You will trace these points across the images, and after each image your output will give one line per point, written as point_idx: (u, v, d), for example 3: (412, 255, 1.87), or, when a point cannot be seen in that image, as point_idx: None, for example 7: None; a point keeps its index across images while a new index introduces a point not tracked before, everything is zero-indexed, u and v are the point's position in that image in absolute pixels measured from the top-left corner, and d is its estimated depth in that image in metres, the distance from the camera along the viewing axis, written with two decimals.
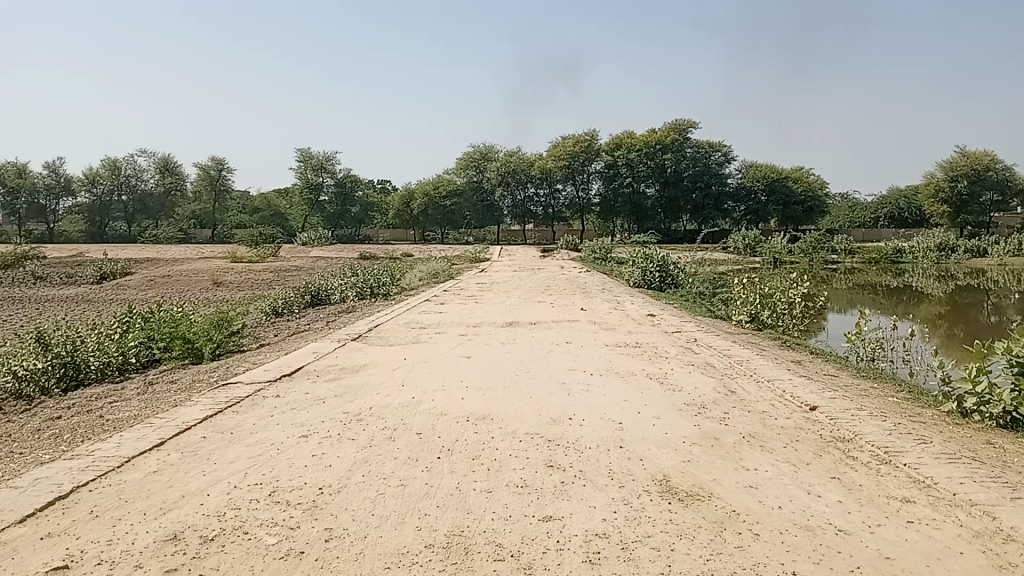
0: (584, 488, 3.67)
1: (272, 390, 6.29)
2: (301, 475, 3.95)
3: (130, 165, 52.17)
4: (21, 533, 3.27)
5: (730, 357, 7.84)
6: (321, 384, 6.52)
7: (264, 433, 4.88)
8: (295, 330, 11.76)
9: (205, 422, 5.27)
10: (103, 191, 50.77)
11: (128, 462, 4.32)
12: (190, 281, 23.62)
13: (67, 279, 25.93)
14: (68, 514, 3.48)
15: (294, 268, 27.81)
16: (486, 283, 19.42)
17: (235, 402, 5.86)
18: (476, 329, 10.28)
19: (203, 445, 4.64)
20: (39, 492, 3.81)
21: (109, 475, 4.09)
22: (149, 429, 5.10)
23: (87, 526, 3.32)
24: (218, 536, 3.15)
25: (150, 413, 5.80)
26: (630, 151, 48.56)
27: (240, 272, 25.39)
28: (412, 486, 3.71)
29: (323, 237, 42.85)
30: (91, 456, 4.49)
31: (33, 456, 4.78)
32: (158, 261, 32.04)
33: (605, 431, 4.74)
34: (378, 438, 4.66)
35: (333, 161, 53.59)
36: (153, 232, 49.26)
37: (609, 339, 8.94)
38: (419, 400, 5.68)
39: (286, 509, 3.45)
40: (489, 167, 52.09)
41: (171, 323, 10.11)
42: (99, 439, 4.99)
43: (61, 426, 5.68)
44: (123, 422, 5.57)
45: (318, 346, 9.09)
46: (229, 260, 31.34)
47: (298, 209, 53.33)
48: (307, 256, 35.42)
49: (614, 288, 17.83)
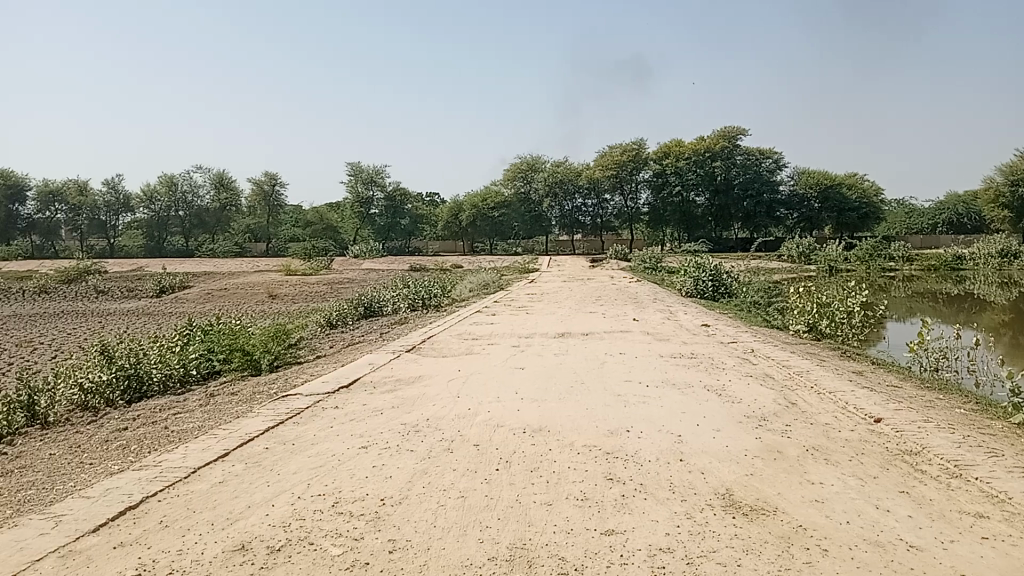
0: (646, 502, 3.63)
1: (330, 401, 6.38)
2: (362, 486, 3.98)
3: (187, 182, 53.64)
4: (95, 542, 3.38)
5: (789, 368, 7.69)
6: (378, 395, 6.57)
7: (325, 443, 4.95)
8: (349, 341, 11.91)
9: (268, 433, 5.36)
10: (161, 207, 52.39)
11: (196, 472, 4.43)
12: (246, 294, 24.18)
13: (129, 293, 26.76)
14: (139, 523, 3.58)
15: (347, 280, 28.22)
16: (535, 294, 19.49)
17: (296, 413, 5.96)
18: (528, 339, 10.33)
19: (267, 455, 4.73)
20: (111, 502, 3.92)
21: (177, 485, 4.18)
22: (213, 440, 5.21)
23: (158, 536, 3.39)
24: (285, 547, 3.19)
25: (214, 424, 5.92)
26: (679, 160, 48.36)
27: (295, 285, 25.90)
28: (472, 497, 3.72)
29: (374, 250, 43.11)
30: (158, 467, 4.59)
31: (103, 467, 4.97)
32: (216, 275, 32.83)
33: (664, 443, 4.70)
34: (436, 449, 4.69)
35: (383, 174, 54.45)
36: (210, 247, 50.51)
37: (664, 350, 8.86)
38: (476, 411, 5.70)
39: (349, 519, 3.49)
40: (537, 178, 52.67)
41: (230, 336, 10.35)
42: (164, 450, 5.12)
43: (128, 437, 5.87)
44: (188, 434, 5.69)
45: (374, 357, 9.21)
46: (284, 273, 32.00)
47: (350, 222, 54.45)
48: (359, 269, 35.95)
49: (665, 297, 17.79)
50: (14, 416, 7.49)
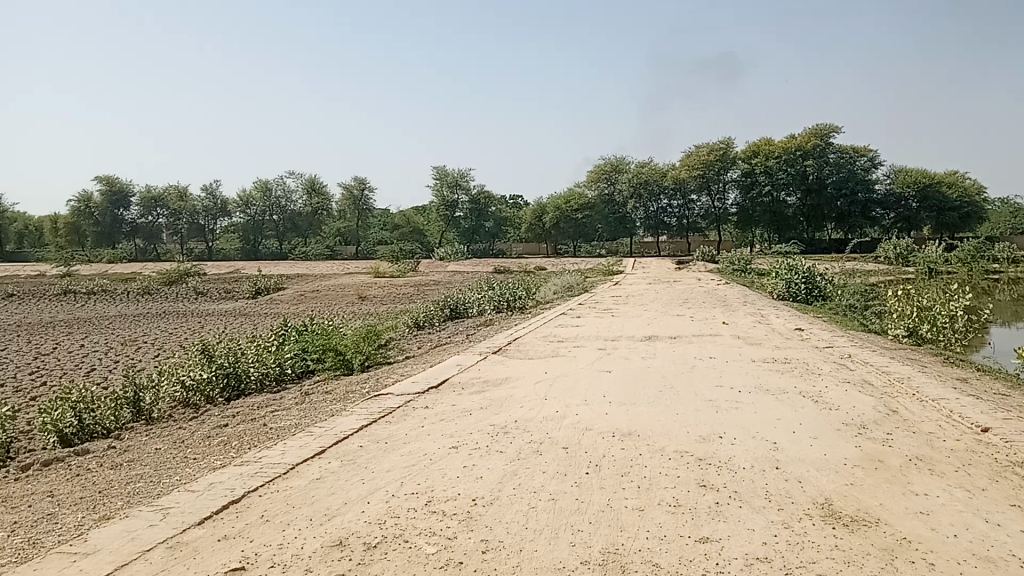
0: (741, 510, 3.56)
1: (420, 401, 6.48)
2: (454, 486, 4.03)
3: (280, 187, 55.38)
4: (201, 534, 3.52)
5: (888, 375, 7.40)
6: (466, 396, 6.64)
7: (416, 443, 5.03)
8: (437, 342, 12.08)
9: (361, 431, 5.48)
10: (256, 211, 54.30)
11: (294, 468, 4.56)
12: (337, 295, 24.80)
13: (227, 294, 27.83)
14: (241, 517, 3.71)
15: (433, 282, 28.62)
16: (621, 296, 19.34)
17: (388, 412, 6.08)
18: (615, 342, 10.26)
19: (361, 453, 4.83)
20: (215, 496, 4.08)
21: (276, 480, 4.32)
22: (309, 438, 5.36)
23: (260, 529, 3.51)
24: (381, 544, 3.26)
25: (309, 422, 6.10)
26: (769, 159, 47.23)
27: (383, 287, 26.41)
28: (563, 501, 3.72)
29: (459, 253, 43.51)
30: (259, 462, 4.76)
31: (207, 463, 5.18)
32: (309, 277, 33.82)
33: (758, 450, 4.60)
34: (525, 451, 4.71)
35: (468, 178, 54.97)
36: (302, 250, 51.99)
37: (756, 355, 8.66)
38: (564, 414, 5.69)
39: (442, 519, 3.53)
40: (621, 179, 52.01)
41: (323, 336, 10.65)
42: (263, 447, 5.31)
43: (228, 434, 6.11)
44: (285, 430, 5.88)
45: (461, 358, 9.32)
46: (372, 275, 32.70)
47: (435, 224, 55.20)
48: (445, 271, 36.41)
49: (755, 300, 17.40)
50: (122, 411, 7.95)
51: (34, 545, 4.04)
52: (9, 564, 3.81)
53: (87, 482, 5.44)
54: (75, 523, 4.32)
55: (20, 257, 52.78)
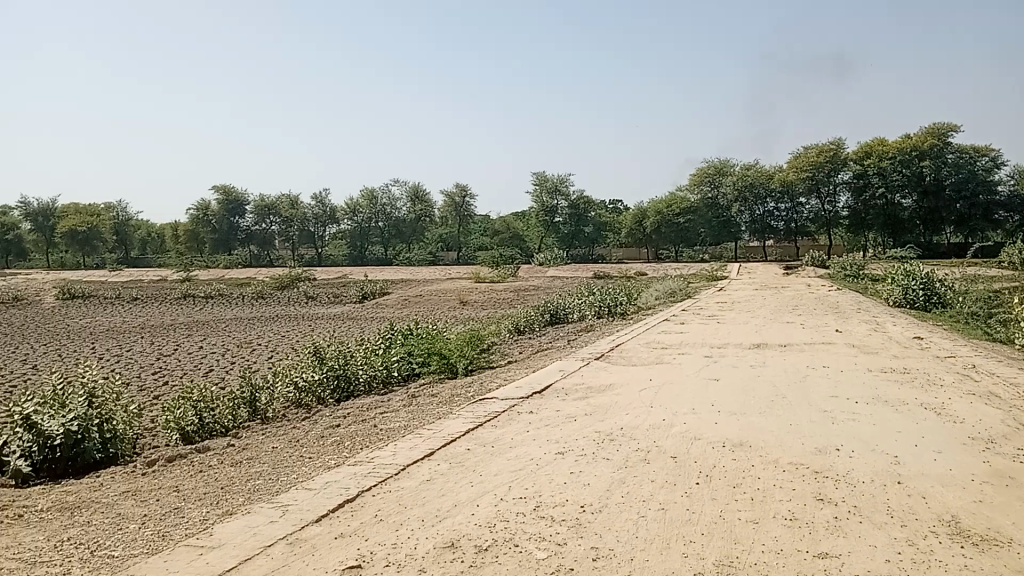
0: (862, 526, 3.43)
1: (525, 406, 6.52)
2: (562, 492, 4.04)
3: (385, 195, 56.85)
4: (319, 531, 3.65)
5: (1019, 387, 6.97)
6: (571, 402, 6.64)
7: (523, 447, 5.06)
8: (539, 347, 12.13)
9: (469, 434, 5.57)
10: (363, 218, 55.90)
11: (404, 469, 4.67)
12: (439, 300, 25.22)
13: (335, 299, 28.75)
14: (356, 516, 3.83)
15: (533, 288, 28.75)
16: (726, 302, 18.94)
17: (493, 416, 6.15)
18: (722, 350, 10.05)
19: (468, 456, 4.90)
20: (330, 494, 4.24)
21: (389, 480, 4.44)
22: (419, 439, 5.47)
23: (374, 529, 3.62)
24: (492, 547, 3.30)
25: (417, 423, 6.24)
26: (882, 160, 45.28)
27: (484, 292, 26.70)
28: (673, 511, 3.67)
29: (559, 258, 43.54)
30: (371, 462, 4.90)
31: (322, 462, 5.39)
32: (412, 283, 34.57)
33: (878, 464, 4.42)
34: (633, 459, 4.67)
35: (568, 183, 55.07)
36: (406, 255, 53.13)
37: (871, 364, 8.33)
38: (671, 422, 5.62)
39: (551, 524, 3.54)
40: (725, 182, 51.58)
41: (428, 339, 10.86)
42: (375, 447, 5.47)
43: (341, 435, 6.33)
44: (395, 432, 6.05)
45: (565, 363, 9.32)
46: (474, 280, 33.11)
47: (535, 230, 55.50)
48: (545, 276, 36.51)
49: (869, 307, 16.73)
50: (239, 411, 8.34)
51: (163, 538, 4.28)
52: (142, 554, 4.06)
53: (209, 477, 5.72)
54: (200, 518, 4.55)
55: (145, 262, 55.95)
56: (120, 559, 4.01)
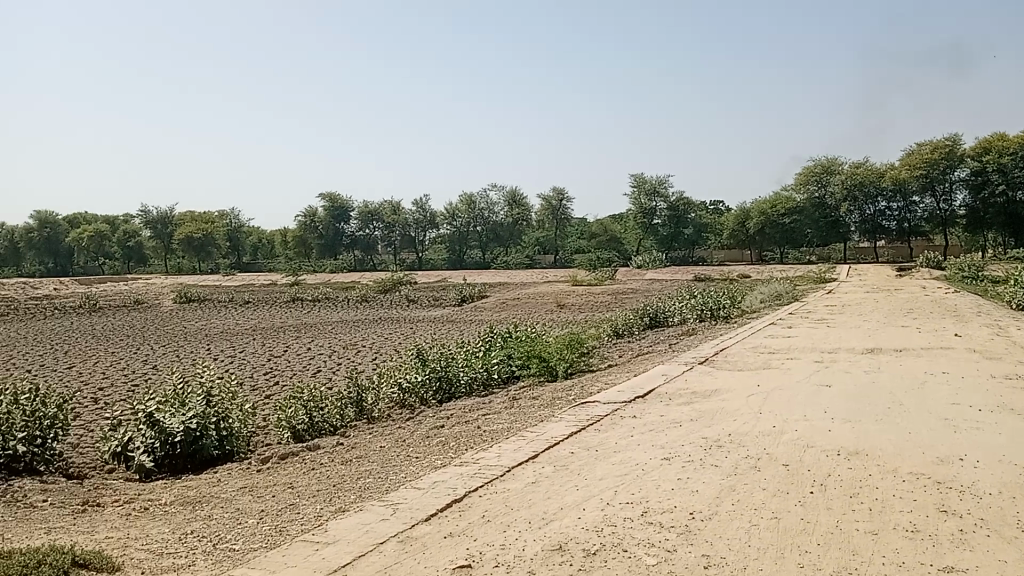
0: (990, 540, 3.26)
1: (628, 410, 6.48)
2: (670, 498, 3.99)
3: (483, 200, 57.55)
4: (428, 530, 3.74)
5: None
6: (675, 407, 6.56)
7: (628, 452, 5.03)
8: (639, 351, 12.04)
9: (572, 437, 5.58)
10: (461, 223, 56.69)
11: (510, 471, 4.73)
12: (537, 303, 25.31)
13: (435, 302, 29.27)
14: (464, 516, 3.91)
15: (633, 290, 28.49)
16: (835, 305, 18.30)
17: (597, 420, 6.14)
18: (832, 355, 9.73)
19: (573, 460, 4.91)
20: (438, 495, 4.33)
21: (495, 482, 4.50)
22: (523, 442, 5.53)
23: (481, 529, 3.68)
24: (600, 551, 3.29)
25: (521, 426, 6.31)
26: (1003, 155, 42.61)
27: (582, 295, 26.64)
28: (787, 520, 3.57)
29: (657, 261, 42.98)
30: (477, 464, 4.99)
31: (428, 463, 5.53)
32: (510, 285, 34.80)
33: (1006, 476, 4.19)
34: (742, 466, 4.57)
35: (667, 184, 54.66)
36: (504, 259, 53.57)
37: (995, 371, 7.89)
38: (781, 430, 5.48)
39: (661, 531, 3.51)
40: (832, 181, 49.95)
41: (528, 342, 10.95)
42: (480, 449, 5.56)
43: (445, 436, 6.47)
44: (499, 434, 6.13)
45: (667, 367, 9.22)
46: (571, 283, 33.11)
47: (633, 232, 55.18)
48: (644, 279, 36.16)
49: (991, 310, 15.86)
50: (346, 410, 8.63)
51: (280, 533, 4.46)
52: (261, 548, 4.24)
53: (321, 475, 5.93)
54: (314, 514, 4.72)
55: (256, 267, 58.32)
56: (241, 552, 4.20)
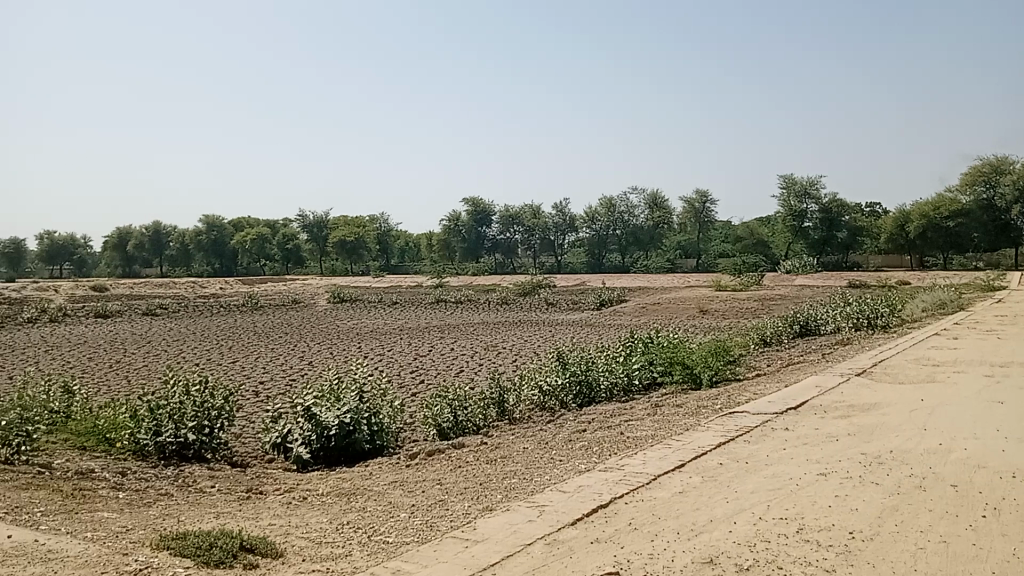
0: None
1: (779, 422, 6.27)
2: (827, 516, 3.84)
3: (624, 203, 57.18)
4: (575, 535, 3.79)
5: None
6: (830, 420, 6.28)
7: (780, 466, 4.87)
8: (788, 360, 11.61)
9: (720, 448, 5.46)
10: (601, 226, 56.49)
11: (657, 480, 4.70)
12: (679, 308, 24.86)
13: (574, 305, 29.36)
14: (610, 524, 3.93)
15: (780, 297, 27.46)
16: (1007, 315, 16.93)
17: (746, 430, 5.98)
18: (1004, 369, 9.01)
19: (722, 471, 4.81)
20: (585, 500, 4.36)
21: (642, 492, 4.48)
22: (669, 450, 5.47)
23: (629, 537, 3.68)
24: (754, 567, 3.21)
25: (666, 434, 6.25)
26: None
27: (727, 300, 25.92)
28: (957, 545, 3.36)
29: (806, 265, 41.13)
30: (623, 471, 4.98)
31: (572, 467, 5.59)
32: (651, 290, 34.33)
33: None
34: (906, 485, 4.33)
35: (819, 186, 52.62)
36: (644, 263, 52.99)
37: None
38: (948, 448, 5.14)
39: (819, 549, 3.39)
40: (1004, 181, 46.12)
41: (671, 348, 10.80)
42: (625, 455, 5.56)
43: (589, 441, 6.50)
44: (643, 441, 6.10)
45: (820, 378, 8.83)
46: (715, 288, 32.31)
47: (782, 236, 53.35)
48: (792, 284, 34.80)
49: None
50: (488, 410, 8.82)
51: (431, 528, 4.60)
52: (413, 542, 4.41)
53: (468, 472, 6.07)
54: (462, 511, 4.84)
55: (403, 269, 60.38)
56: (394, 545, 4.38)
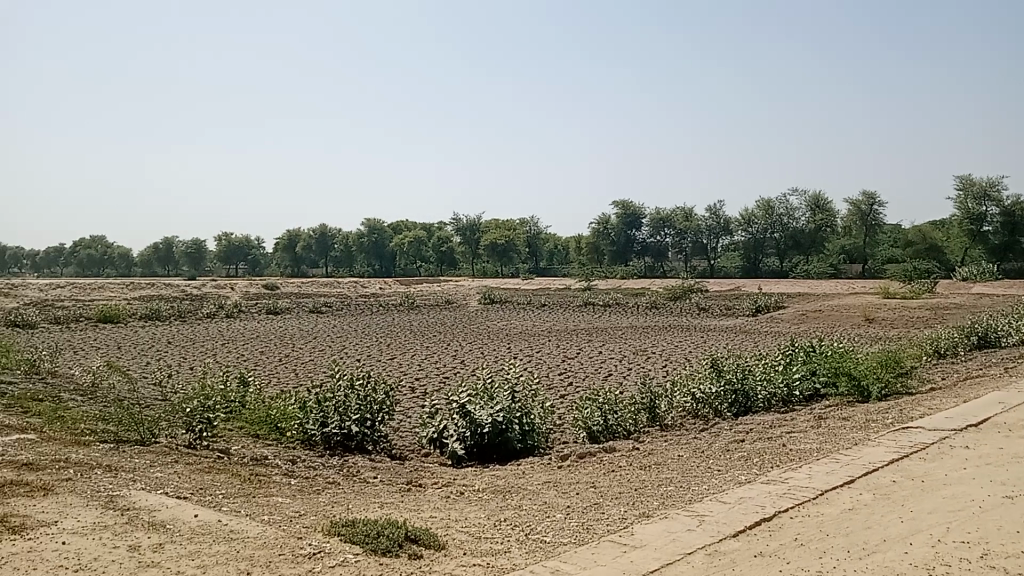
0: None
1: (958, 440, 5.86)
2: (1016, 542, 3.59)
3: (783, 205, 54.94)
4: (738, 547, 3.74)
5: None
6: (1016, 440, 5.81)
7: (961, 486, 4.57)
8: (965, 374, 10.82)
9: (893, 464, 5.18)
10: (758, 229, 54.57)
11: (823, 495, 4.54)
12: (842, 316, 23.69)
13: (728, 311, 28.61)
14: (774, 537, 3.86)
15: (956, 305, 25.59)
16: None
17: (921, 447, 5.63)
18: None
19: (895, 488, 4.58)
20: (747, 511, 4.30)
21: (807, 506, 4.35)
22: (836, 465, 5.25)
23: (795, 553, 3.61)
24: None
25: (832, 448, 6.00)
26: None
27: (895, 308, 24.44)
28: None
29: (986, 271, 38.03)
30: (787, 484, 4.84)
31: (733, 477, 5.47)
32: (810, 296, 32.90)
33: None
34: None
35: (1001, 187, 48.55)
36: (804, 268, 50.71)
37: None
38: None
39: None
40: None
41: (835, 358, 10.33)
42: (789, 468, 5.39)
43: (748, 452, 6.35)
44: (807, 454, 5.89)
45: (1005, 395, 8.17)
46: (882, 295, 30.54)
47: (957, 241, 49.67)
48: (969, 293, 32.33)
49: None
50: (640, 415, 8.77)
51: (588, 530, 4.64)
52: (570, 543, 4.46)
53: (622, 477, 6.06)
54: (619, 515, 4.84)
55: (552, 272, 60.84)
56: (552, 545, 4.45)
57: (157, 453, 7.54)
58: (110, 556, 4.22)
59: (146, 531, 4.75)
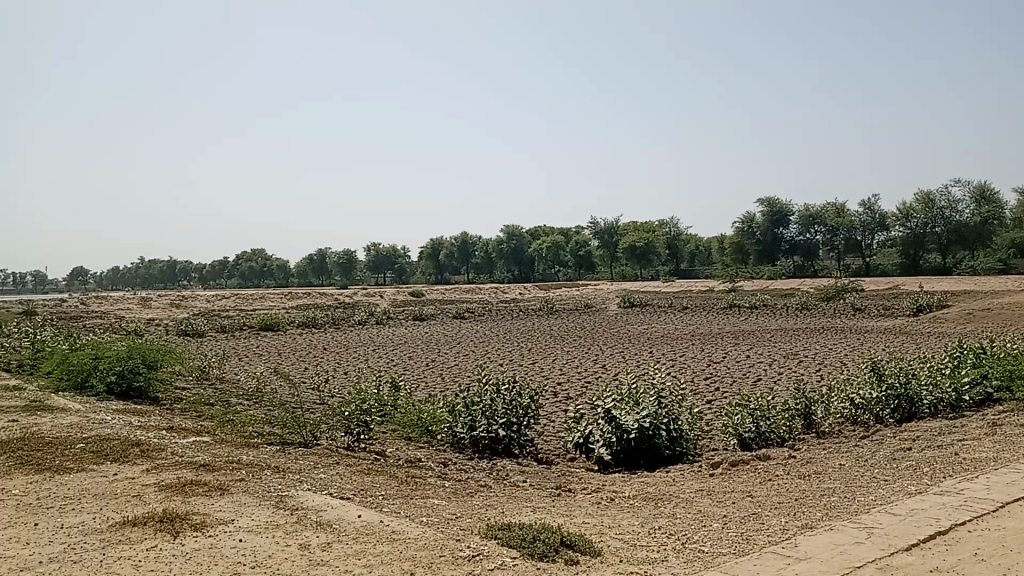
0: None
1: None
2: None
3: (944, 197, 51.52)
4: (912, 561, 3.60)
5: None
6: None
7: None
8: None
9: None
10: (917, 224, 50.88)
11: (1004, 507, 4.27)
12: (1016, 314, 21.99)
13: (886, 311, 27.15)
14: (952, 552, 3.68)
15: None
16: None
17: None
18: None
19: None
20: (921, 523, 4.10)
21: (986, 519, 4.11)
22: (1018, 476, 4.90)
23: (976, 570, 3.45)
24: None
25: (1012, 457, 5.61)
26: None
27: None
28: None
29: None
30: (963, 495, 4.57)
31: (902, 487, 5.20)
32: (977, 293, 30.73)
33: None
34: None
35: None
36: (970, 264, 47.32)
37: None
38: None
39: None
40: None
41: (1010, 359, 9.59)
42: (964, 478, 5.08)
43: (916, 460, 6.03)
44: (984, 463, 5.53)
45: None
46: None
47: None
48: None
49: None
50: (794, 421, 8.46)
51: (748, 540, 4.55)
52: (730, 553, 4.38)
53: (780, 486, 5.87)
54: (779, 526, 4.71)
55: (694, 274, 59.73)
56: (711, 555, 4.39)
57: (319, 455, 7.96)
58: (283, 554, 4.51)
59: (315, 530, 5.03)
